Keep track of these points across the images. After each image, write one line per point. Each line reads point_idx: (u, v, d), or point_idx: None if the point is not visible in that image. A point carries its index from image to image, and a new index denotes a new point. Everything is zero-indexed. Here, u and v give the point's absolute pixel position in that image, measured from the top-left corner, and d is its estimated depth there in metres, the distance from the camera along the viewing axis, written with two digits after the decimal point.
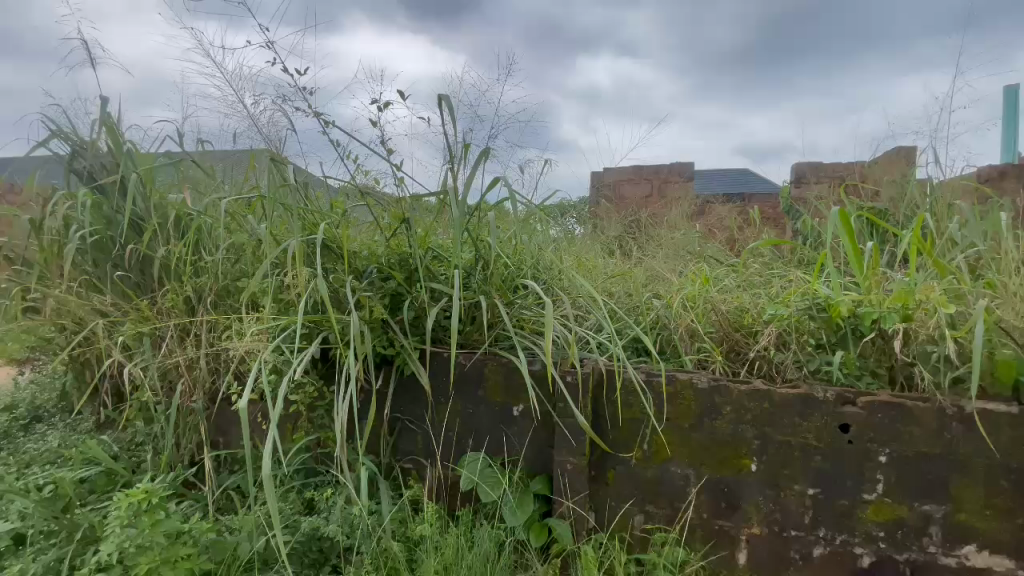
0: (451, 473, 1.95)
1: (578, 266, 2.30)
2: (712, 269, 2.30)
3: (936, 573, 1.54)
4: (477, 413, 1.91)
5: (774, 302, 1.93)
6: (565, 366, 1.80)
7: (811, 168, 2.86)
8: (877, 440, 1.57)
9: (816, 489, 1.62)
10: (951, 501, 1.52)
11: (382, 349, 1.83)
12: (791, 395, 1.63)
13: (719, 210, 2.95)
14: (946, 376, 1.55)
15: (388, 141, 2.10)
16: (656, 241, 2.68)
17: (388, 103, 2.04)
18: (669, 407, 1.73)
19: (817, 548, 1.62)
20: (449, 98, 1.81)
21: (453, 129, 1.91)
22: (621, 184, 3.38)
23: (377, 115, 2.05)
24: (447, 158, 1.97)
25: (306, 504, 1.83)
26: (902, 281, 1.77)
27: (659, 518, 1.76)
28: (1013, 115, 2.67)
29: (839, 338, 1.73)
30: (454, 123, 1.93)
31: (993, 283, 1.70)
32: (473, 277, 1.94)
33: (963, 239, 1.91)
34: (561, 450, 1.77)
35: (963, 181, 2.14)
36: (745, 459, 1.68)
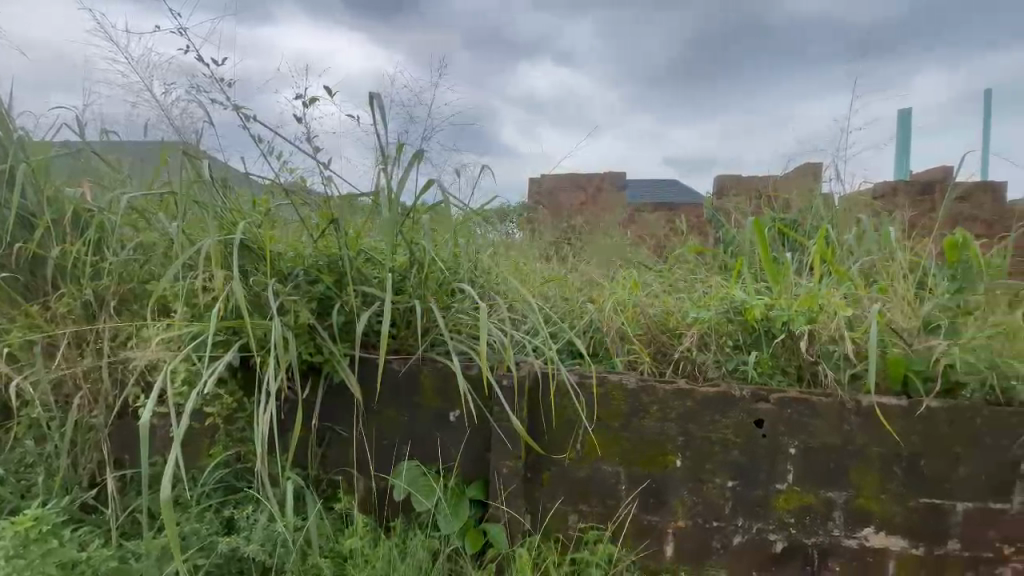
0: (384, 482, 1.89)
1: (514, 270, 2.31)
2: (642, 274, 2.39)
3: (840, 554, 1.68)
4: (411, 419, 1.87)
5: (697, 305, 2.03)
6: (500, 369, 1.80)
7: (733, 180, 3.03)
8: (787, 433, 1.69)
9: (735, 482, 1.72)
10: (852, 487, 1.67)
11: (308, 355, 1.75)
12: (711, 394, 1.72)
13: (649, 217, 3.08)
14: (845, 372, 1.70)
15: (315, 138, 2.02)
16: (591, 246, 2.75)
17: (315, 99, 1.96)
18: (600, 407, 1.78)
19: (736, 537, 1.72)
20: (380, 98, 1.79)
21: (385, 129, 1.88)
22: (558, 190, 3.44)
23: (302, 110, 1.96)
24: (378, 159, 1.93)
25: (225, 523, 1.71)
26: (808, 287, 1.92)
27: (593, 517, 1.80)
28: (906, 136, 2.99)
29: (754, 339, 1.86)
30: (386, 123, 1.90)
31: (884, 288, 1.89)
32: (406, 280, 1.90)
33: (859, 248, 2.12)
34: (497, 454, 1.77)
35: (860, 195, 2.36)
36: (671, 455, 1.75)
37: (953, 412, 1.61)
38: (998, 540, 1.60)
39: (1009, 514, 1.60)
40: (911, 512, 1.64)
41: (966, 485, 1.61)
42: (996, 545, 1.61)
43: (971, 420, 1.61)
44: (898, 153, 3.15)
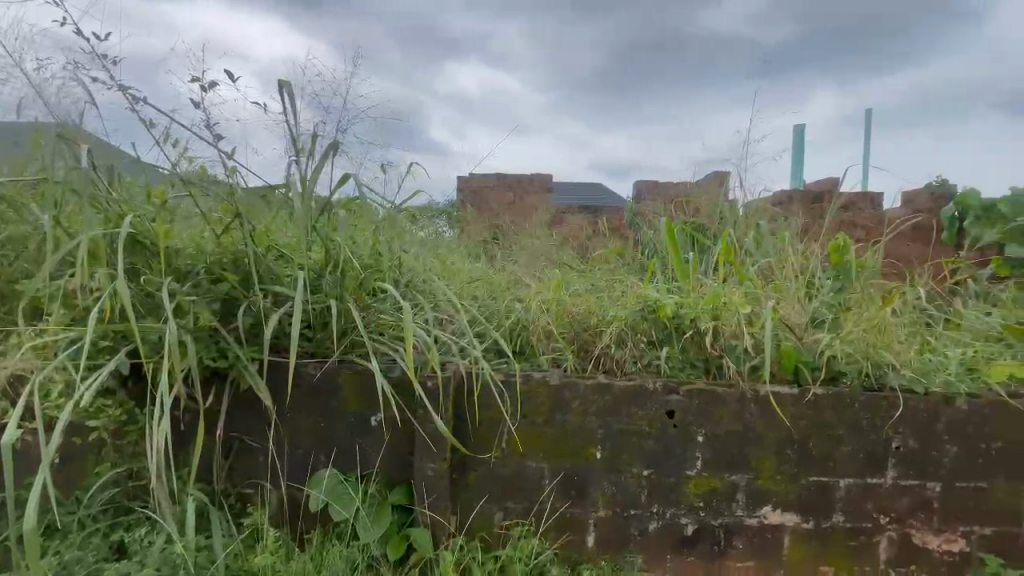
0: (300, 493, 1.79)
1: (441, 270, 2.28)
2: (567, 274, 2.45)
3: (743, 532, 1.81)
4: (329, 426, 1.79)
5: (617, 303, 2.12)
6: (423, 370, 1.77)
7: (652, 185, 3.19)
8: (696, 422, 1.80)
9: (650, 470, 1.81)
10: (753, 470, 1.81)
11: (211, 361, 1.62)
12: (628, 388, 1.80)
13: (575, 219, 3.17)
14: (745, 364, 1.85)
15: (215, 125, 1.88)
16: (518, 245, 2.77)
17: (215, 84, 1.83)
18: (525, 405, 1.81)
19: (652, 522, 1.81)
20: (289, 85, 1.71)
21: (296, 119, 1.79)
22: (486, 190, 3.45)
23: (201, 94, 1.82)
24: (290, 150, 1.83)
25: (115, 549, 1.55)
26: (715, 286, 2.07)
27: (518, 513, 1.82)
28: (800, 149, 3.30)
29: (666, 335, 1.96)
30: (297, 113, 1.81)
31: (779, 287, 2.08)
32: (322, 279, 1.82)
33: (759, 252, 2.32)
34: (421, 457, 1.74)
35: (761, 203, 2.57)
36: (592, 448, 1.81)
37: (836, 398, 1.79)
38: (874, 510, 1.80)
39: (883, 487, 1.80)
40: (804, 490, 1.81)
41: (848, 462, 1.80)
42: (872, 515, 1.81)
43: (851, 405, 1.79)
44: (794, 164, 3.47)
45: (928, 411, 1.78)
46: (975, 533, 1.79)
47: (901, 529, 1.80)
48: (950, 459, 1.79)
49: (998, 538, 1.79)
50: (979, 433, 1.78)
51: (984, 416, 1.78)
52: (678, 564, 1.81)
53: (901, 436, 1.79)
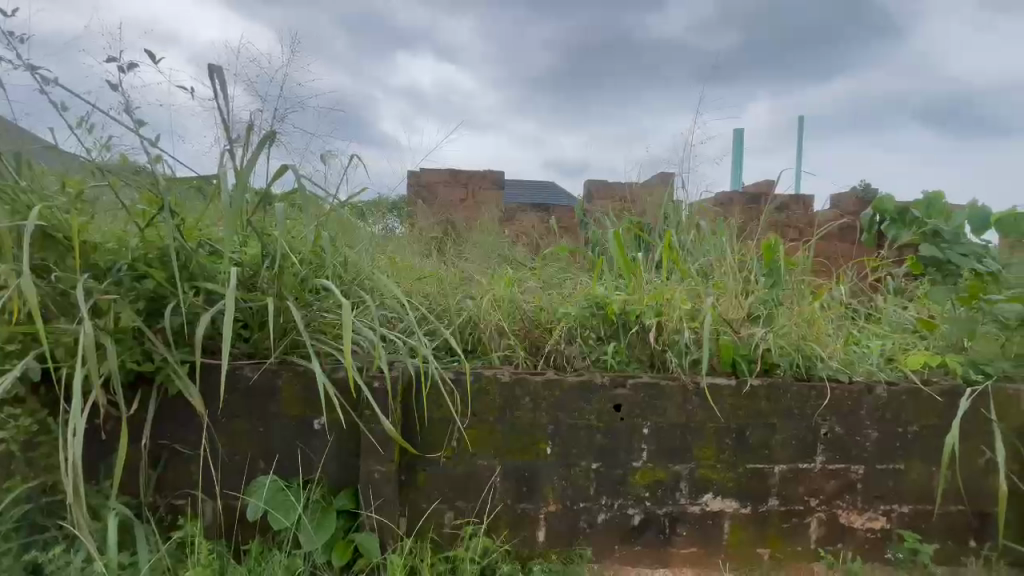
0: (237, 502, 1.71)
1: (389, 267, 2.23)
2: (519, 271, 2.45)
3: (687, 520, 1.88)
4: (268, 431, 1.72)
5: (566, 301, 2.14)
6: (370, 370, 1.72)
7: (601, 185, 3.25)
8: (642, 414, 1.85)
9: (599, 464, 1.84)
10: (696, 459, 1.88)
11: (134, 364, 1.51)
12: (577, 383, 1.83)
13: (527, 217, 3.18)
14: (687, 358, 1.91)
15: (136, 109, 1.77)
16: (470, 242, 2.75)
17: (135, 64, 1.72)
18: (475, 402, 1.79)
19: (601, 514, 1.85)
20: (220, 70, 1.64)
21: (228, 106, 1.71)
22: (437, 186, 3.39)
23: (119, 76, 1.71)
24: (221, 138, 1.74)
25: (29, 570, 1.43)
26: (658, 283, 2.13)
27: (468, 512, 1.81)
28: (739, 152, 3.45)
29: (613, 331, 2.03)
30: (229, 99, 1.74)
31: (719, 284, 2.17)
32: (259, 276, 1.74)
33: (701, 250, 2.41)
34: (368, 459, 1.69)
35: (702, 204, 2.63)
36: (543, 444, 1.82)
37: (769, 388, 1.89)
38: (805, 494, 1.92)
39: (813, 471, 1.91)
40: (742, 477, 1.90)
41: (782, 449, 1.90)
42: (804, 498, 1.92)
43: (784, 395, 1.90)
44: (735, 165, 3.61)
45: (853, 399, 1.91)
46: (894, 511, 1.94)
47: (830, 510, 1.93)
48: (872, 443, 1.92)
49: (913, 514, 1.95)
50: (897, 418, 1.92)
51: (902, 402, 1.92)
52: (626, 554, 1.86)
53: (829, 423, 1.91)
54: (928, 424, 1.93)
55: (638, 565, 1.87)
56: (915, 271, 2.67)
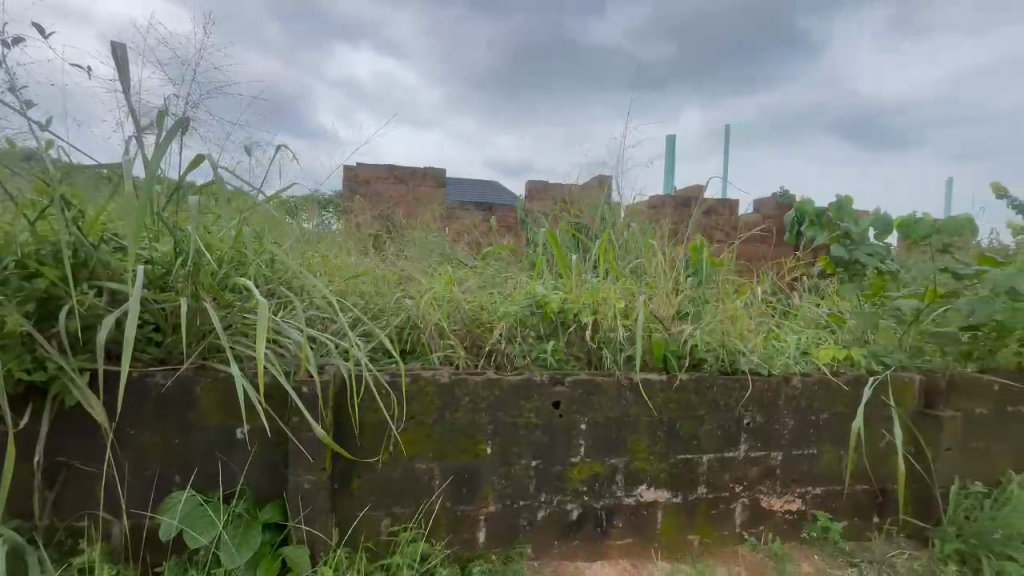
0: (147, 520, 1.59)
1: (322, 266, 2.15)
2: (458, 270, 2.43)
3: (622, 511, 1.94)
4: (184, 442, 1.61)
5: (506, 300, 2.15)
6: (299, 374, 1.64)
7: (541, 186, 3.29)
8: (579, 410, 1.89)
9: (538, 461, 1.86)
10: (630, 452, 1.94)
11: (23, 373, 1.36)
12: (516, 382, 1.83)
13: (467, 215, 3.16)
14: (621, 354, 1.97)
15: (21, 89, 1.61)
16: (408, 239, 2.68)
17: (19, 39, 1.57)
18: (412, 404, 1.76)
19: (540, 511, 1.87)
20: (122, 49, 1.53)
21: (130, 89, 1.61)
22: (374, 182, 3.30)
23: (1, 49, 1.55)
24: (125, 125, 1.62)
25: None
26: (592, 282, 2.20)
27: (406, 517, 1.77)
28: (671, 157, 3.60)
29: (552, 330, 2.05)
30: (131, 83, 1.62)
31: (652, 283, 2.25)
32: (173, 274, 1.61)
33: (635, 250, 2.49)
34: (296, 468, 1.61)
35: (636, 206, 2.71)
36: (481, 444, 1.81)
37: (697, 382, 1.98)
38: (730, 481, 2.03)
39: (737, 459, 2.03)
40: (673, 468, 1.98)
41: (709, 439, 2.00)
42: (729, 485, 2.03)
43: (710, 388, 1.99)
44: (667, 169, 3.76)
45: (772, 391, 2.04)
46: (808, 493, 2.09)
47: (752, 495, 2.05)
48: (789, 430, 2.07)
49: (824, 495, 2.11)
50: (811, 407, 2.08)
51: (814, 392, 2.07)
52: (565, 548, 1.89)
53: (750, 413, 2.03)
54: (837, 411, 2.10)
55: (577, 559, 1.90)
56: (829, 270, 2.85)
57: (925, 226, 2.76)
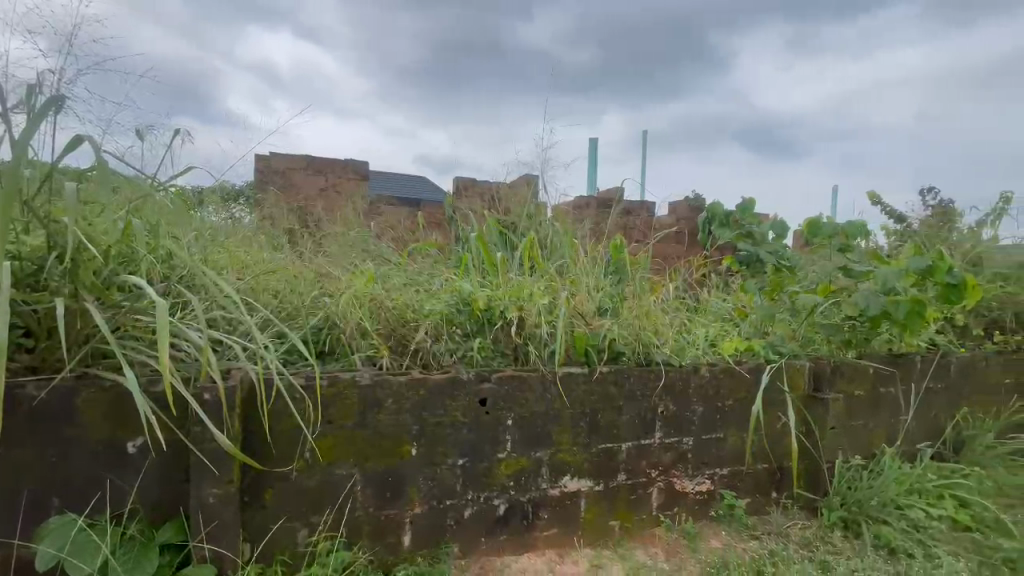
0: (21, 550, 1.42)
1: (230, 263, 2.00)
2: (381, 267, 2.35)
3: (548, 503, 1.98)
4: (65, 461, 1.45)
5: (432, 297, 2.11)
6: (200, 381, 1.52)
7: (469, 182, 3.26)
8: (506, 406, 1.90)
9: (465, 459, 1.85)
10: (554, 445, 1.98)
11: None
12: (441, 380, 1.81)
13: (391, 210, 3.06)
14: (546, 349, 2.01)
15: None
16: (328, 235, 2.55)
17: None
18: (330, 408, 1.69)
19: (467, 509, 1.86)
20: None
21: None
22: (291, 174, 3.11)
23: None
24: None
25: None
26: (518, 279, 2.23)
27: (325, 526, 1.69)
28: (594, 159, 3.72)
29: (478, 327, 2.05)
30: None
31: (574, 280, 2.31)
32: (48, 271, 1.43)
33: (560, 248, 2.54)
34: (199, 483, 1.49)
35: (560, 206, 2.77)
36: (405, 445, 1.78)
37: (616, 374, 2.07)
38: (648, 467, 2.14)
39: (653, 446, 2.14)
40: (594, 458, 2.05)
41: (628, 428, 2.09)
42: (647, 471, 2.14)
43: (628, 380, 2.08)
44: (591, 170, 3.86)
45: (684, 380, 2.17)
46: (716, 474, 2.26)
47: (667, 479, 2.17)
48: (698, 417, 2.21)
49: (730, 475, 2.28)
50: (717, 394, 2.23)
51: (720, 380, 2.23)
52: (492, 544, 1.90)
53: (665, 402, 2.15)
54: (741, 397, 2.27)
55: (504, 554, 1.92)
56: (735, 267, 3.12)
57: (830, 227, 2.89)
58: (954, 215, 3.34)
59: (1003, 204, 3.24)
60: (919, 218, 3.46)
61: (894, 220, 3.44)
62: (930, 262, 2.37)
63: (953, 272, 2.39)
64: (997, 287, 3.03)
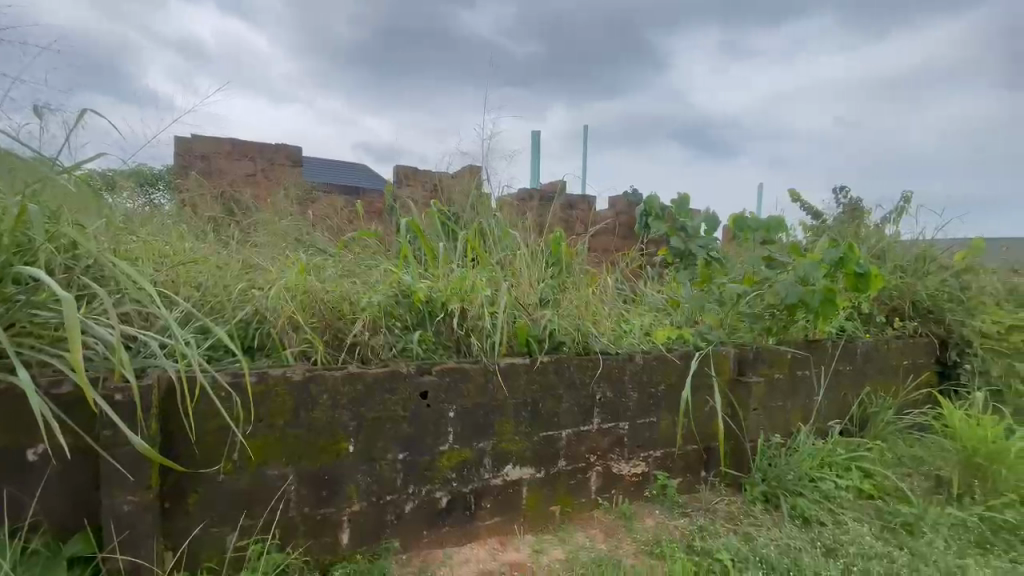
0: None
1: (146, 253, 1.86)
2: (316, 257, 2.26)
3: (490, 492, 2.00)
4: None
5: (370, 289, 2.06)
6: (111, 382, 1.40)
7: (409, 171, 3.20)
8: (447, 399, 1.89)
9: (405, 453, 1.83)
10: (496, 435, 2.00)
11: None
12: (380, 374, 1.77)
13: (328, 198, 2.94)
14: (488, 341, 2.02)
15: None
16: (258, 224, 2.42)
17: None
18: (260, 407, 1.61)
19: (408, 503, 1.84)
20: None
21: None
22: (215, 158, 2.92)
23: None
24: None
25: None
26: (458, 270, 2.21)
27: (255, 528, 1.62)
28: (537, 151, 3.75)
29: (419, 319, 2.04)
30: None
31: (516, 272, 2.33)
32: None
33: (502, 239, 2.53)
34: (111, 490, 1.39)
35: (504, 197, 2.77)
36: (342, 442, 1.73)
37: (557, 364, 2.11)
38: (587, 452, 2.20)
39: (592, 432, 2.21)
40: (535, 446, 2.08)
41: (568, 416, 2.14)
42: (585, 456, 2.20)
43: (568, 369, 2.13)
44: (534, 162, 3.89)
45: (620, 368, 2.25)
46: (650, 456, 2.36)
47: (605, 463, 2.25)
48: (634, 402, 2.30)
49: (663, 456, 2.40)
50: (651, 380, 2.33)
51: (654, 367, 2.33)
52: (434, 536, 1.89)
53: (603, 389, 2.22)
54: (673, 383, 2.39)
55: (446, 545, 1.92)
56: (667, 260, 3.27)
57: (754, 221, 3.07)
58: (863, 212, 3.65)
59: (903, 203, 3.58)
60: (833, 215, 3.75)
61: (811, 216, 3.71)
62: (842, 253, 2.59)
63: (861, 263, 2.62)
64: (897, 278, 3.35)
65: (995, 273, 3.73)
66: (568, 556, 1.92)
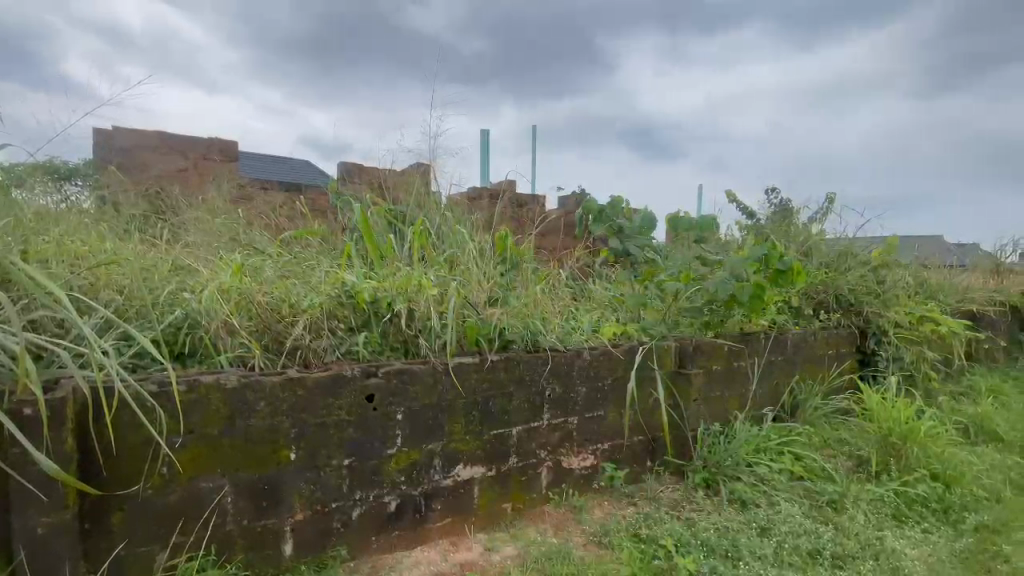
0: None
1: (61, 254, 1.72)
2: (255, 257, 2.17)
3: (440, 494, 1.98)
4: None
5: (312, 290, 1.99)
6: (17, 395, 1.29)
7: (355, 167, 3.12)
8: (394, 401, 1.86)
9: (351, 458, 1.78)
10: (447, 435, 1.98)
11: None
12: (323, 378, 1.72)
13: (268, 196, 2.83)
14: (436, 341, 2.00)
15: None
16: (191, 222, 2.29)
17: None
18: (192, 416, 1.53)
19: (355, 510, 1.80)
20: None
21: None
22: (140, 152, 2.73)
23: None
24: None
25: None
26: (406, 269, 2.18)
27: (189, 545, 1.53)
28: (486, 150, 3.75)
29: (364, 320, 1.99)
30: None
31: (464, 271, 2.32)
32: None
33: (449, 236, 2.50)
34: (22, 513, 1.27)
35: (452, 194, 2.75)
36: (284, 450, 1.67)
37: (506, 361, 2.12)
38: (537, 448, 2.23)
39: (542, 427, 2.24)
40: (486, 444, 2.09)
41: (518, 413, 2.16)
42: (536, 452, 2.23)
43: (518, 366, 2.14)
44: (484, 160, 3.88)
45: (569, 364, 2.29)
46: (599, 449, 2.42)
47: (555, 458, 2.29)
48: (581, 397, 2.35)
49: (611, 448, 2.46)
50: (598, 375, 2.39)
51: (601, 362, 2.39)
52: (382, 542, 1.86)
53: (552, 386, 2.25)
54: (618, 376, 2.45)
55: (396, 549, 1.88)
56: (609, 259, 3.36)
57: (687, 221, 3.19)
58: (792, 212, 3.90)
59: (828, 203, 3.85)
60: (765, 214, 3.98)
61: (746, 216, 3.93)
62: (766, 251, 2.73)
63: (783, 260, 2.76)
64: (821, 274, 3.61)
65: (907, 268, 4.08)
66: (520, 553, 1.94)
